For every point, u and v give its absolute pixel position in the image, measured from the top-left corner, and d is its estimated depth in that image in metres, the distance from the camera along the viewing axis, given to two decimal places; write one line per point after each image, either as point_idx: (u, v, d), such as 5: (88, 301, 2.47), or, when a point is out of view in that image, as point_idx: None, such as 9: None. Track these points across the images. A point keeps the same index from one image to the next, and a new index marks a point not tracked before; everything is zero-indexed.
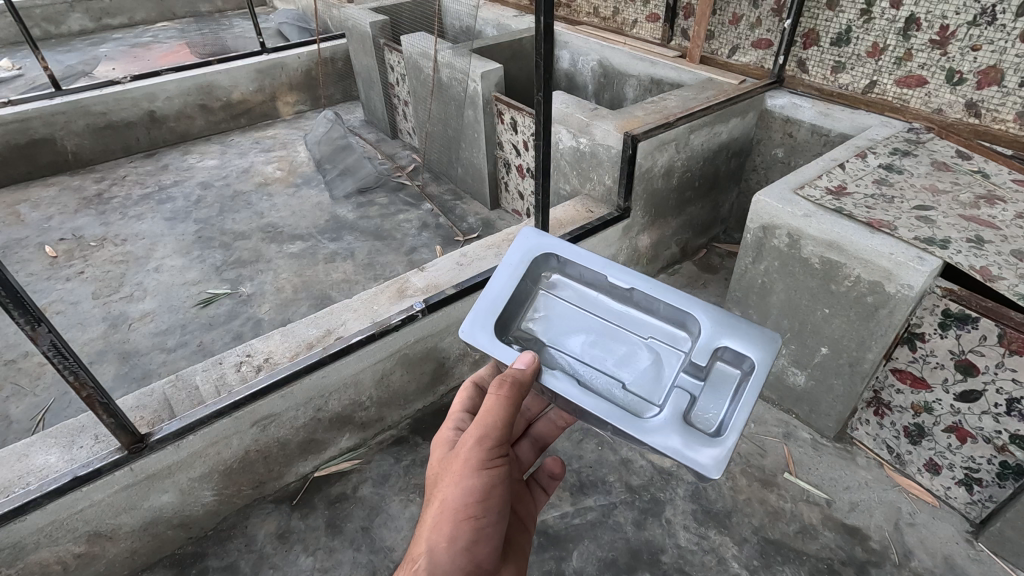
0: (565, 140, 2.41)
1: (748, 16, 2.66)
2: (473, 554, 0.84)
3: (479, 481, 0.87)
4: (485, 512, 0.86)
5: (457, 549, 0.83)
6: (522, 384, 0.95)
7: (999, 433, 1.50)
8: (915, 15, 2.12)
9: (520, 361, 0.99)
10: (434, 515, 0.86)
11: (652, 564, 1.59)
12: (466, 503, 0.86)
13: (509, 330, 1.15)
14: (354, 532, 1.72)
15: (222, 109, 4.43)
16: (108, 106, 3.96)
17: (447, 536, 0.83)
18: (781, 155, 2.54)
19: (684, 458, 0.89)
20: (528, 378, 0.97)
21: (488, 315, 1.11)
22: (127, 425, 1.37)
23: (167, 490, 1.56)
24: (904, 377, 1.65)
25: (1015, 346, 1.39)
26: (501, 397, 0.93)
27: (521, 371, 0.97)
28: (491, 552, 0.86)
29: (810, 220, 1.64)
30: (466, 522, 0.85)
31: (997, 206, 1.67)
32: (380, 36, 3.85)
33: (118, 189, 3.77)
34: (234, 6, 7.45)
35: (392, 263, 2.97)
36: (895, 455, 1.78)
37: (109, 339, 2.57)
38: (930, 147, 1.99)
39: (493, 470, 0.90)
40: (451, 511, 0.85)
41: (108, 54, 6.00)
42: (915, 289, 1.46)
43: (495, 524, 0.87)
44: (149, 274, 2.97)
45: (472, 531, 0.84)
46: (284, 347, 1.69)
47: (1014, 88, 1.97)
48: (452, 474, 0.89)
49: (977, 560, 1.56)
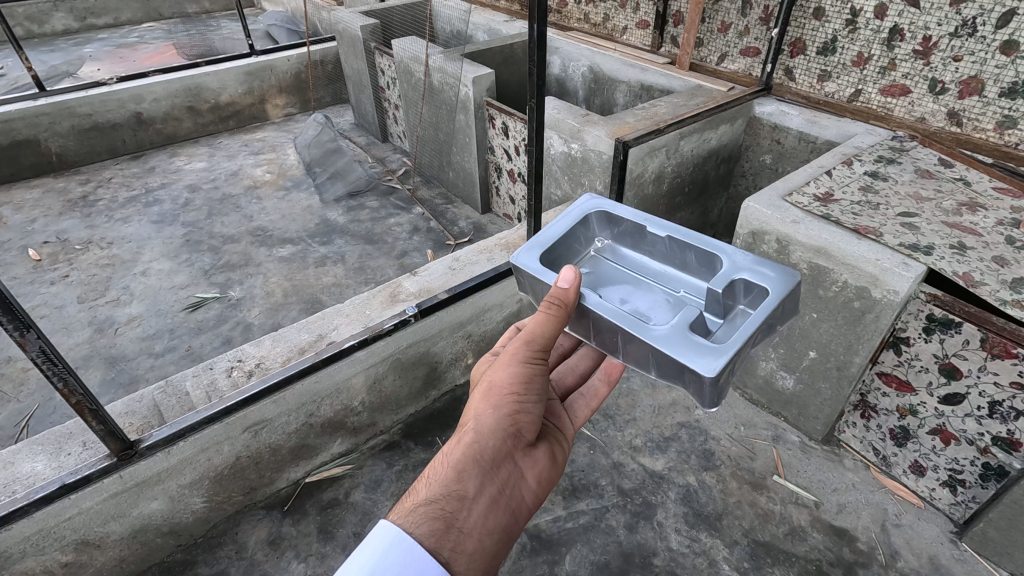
0: (557, 146, 2.43)
1: (736, 24, 2.70)
2: (514, 421, 0.97)
3: (520, 368, 1.00)
4: (528, 391, 0.99)
5: (500, 415, 0.96)
6: (566, 302, 1.06)
7: (982, 435, 1.53)
8: (898, 25, 2.16)
9: (563, 280, 1.07)
10: (480, 394, 0.99)
11: (644, 567, 1.60)
12: (510, 382, 0.99)
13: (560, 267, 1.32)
14: (347, 538, 1.72)
15: (209, 112, 4.39)
16: (94, 107, 3.91)
17: (490, 404, 0.97)
18: (769, 161, 2.57)
19: (685, 360, 0.97)
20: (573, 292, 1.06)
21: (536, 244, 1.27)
22: (116, 432, 1.35)
23: (156, 498, 1.54)
24: (890, 381, 1.69)
25: (997, 350, 1.42)
26: (546, 313, 1.05)
27: (566, 289, 1.06)
28: (535, 424, 0.99)
29: (799, 226, 1.67)
30: (509, 397, 0.97)
31: (979, 213, 1.72)
32: (371, 40, 3.84)
33: (104, 192, 3.73)
34: (222, 7, 7.46)
35: (383, 266, 2.96)
36: (881, 458, 1.82)
37: (95, 344, 2.54)
38: (913, 155, 2.04)
39: (533, 361, 1.03)
40: (494, 388, 0.98)
41: (93, 54, 5.93)
42: (901, 295, 1.49)
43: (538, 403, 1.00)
44: (135, 277, 2.93)
45: (517, 402, 0.97)
46: (276, 352, 1.69)
47: (994, 98, 2.02)
48: (498, 361, 1.02)
49: (960, 560, 1.59)
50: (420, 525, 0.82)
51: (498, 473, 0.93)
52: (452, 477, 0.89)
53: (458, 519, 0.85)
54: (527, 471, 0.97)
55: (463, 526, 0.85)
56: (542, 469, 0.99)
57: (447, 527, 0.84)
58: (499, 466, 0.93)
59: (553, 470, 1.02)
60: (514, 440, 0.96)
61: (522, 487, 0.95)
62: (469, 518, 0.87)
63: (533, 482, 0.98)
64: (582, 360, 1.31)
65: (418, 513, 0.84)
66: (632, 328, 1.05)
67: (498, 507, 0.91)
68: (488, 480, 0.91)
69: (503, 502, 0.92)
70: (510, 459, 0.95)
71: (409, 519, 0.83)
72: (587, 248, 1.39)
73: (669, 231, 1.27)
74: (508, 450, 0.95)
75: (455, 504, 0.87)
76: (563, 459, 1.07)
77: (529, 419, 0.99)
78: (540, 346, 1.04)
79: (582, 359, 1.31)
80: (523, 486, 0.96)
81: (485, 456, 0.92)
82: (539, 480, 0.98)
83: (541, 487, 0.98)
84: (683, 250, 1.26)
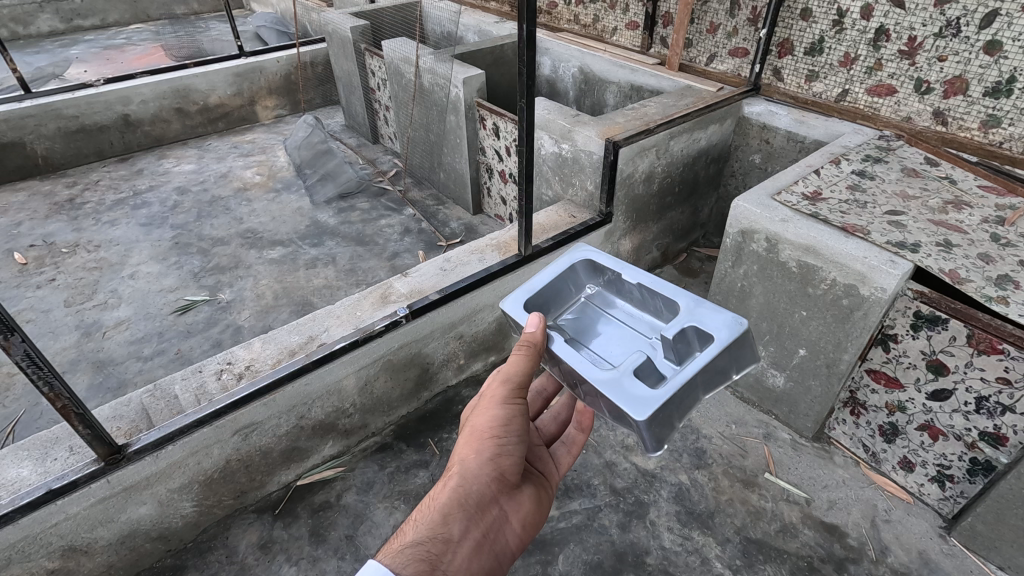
0: (548, 147, 2.44)
1: (725, 25, 2.71)
2: (497, 465, 0.98)
3: (502, 412, 1.02)
4: (508, 434, 1.00)
5: (482, 460, 0.97)
6: (537, 345, 1.08)
7: (969, 430, 1.55)
8: (884, 26, 2.19)
9: (532, 324, 1.10)
10: (461, 436, 1.01)
11: (637, 566, 1.60)
12: (491, 427, 1.00)
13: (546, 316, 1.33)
14: (339, 541, 1.70)
15: (198, 113, 4.36)
16: (81, 109, 3.87)
17: (474, 449, 0.97)
18: (758, 160, 2.59)
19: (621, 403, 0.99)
20: (541, 337, 1.09)
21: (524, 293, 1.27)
22: (104, 436, 1.34)
23: (144, 503, 1.52)
24: (879, 377, 1.70)
25: (983, 346, 1.44)
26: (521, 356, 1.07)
27: (535, 332, 1.09)
28: (517, 469, 1.00)
29: (787, 225, 1.68)
30: (490, 440, 0.98)
31: (965, 211, 1.74)
32: (361, 41, 3.83)
33: (91, 195, 3.68)
34: (210, 9, 7.46)
35: (375, 268, 2.95)
36: (870, 454, 1.83)
37: (83, 348, 2.51)
38: (900, 154, 2.06)
39: (514, 407, 1.04)
40: (475, 432, 0.99)
41: (80, 56, 5.87)
42: (887, 293, 1.51)
43: (519, 446, 1.00)
44: (124, 280, 2.91)
45: (498, 445, 0.98)
46: (266, 354, 1.68)
47: (978, 98, 2.04)
48: (479, 407, 1.03)
49: (949, 555, 1.61)
50: (406, 564, 0.82)
51: (483, 516, 0.94)
52: (437, 520, 0.89)
53: (444, 561, 0.85)
54: (509, 513, 0.97)
55: (448, 568, 0.85)
56: (524, 511, 1.00)
57: (433, 569, 0.83)
58: (483, 509, 0.94)
59: (538, 512, 1.03)
60: (497, 484, 0.97)
61: (506, 530, 0.96)
62: (454, 561, 0.87)
63: (519, 525, 0.98)
64: (562, 409, 1.32)
65: (404, 554, 0.83)
66: (588, 371, 1.07)
67: (483, 550, 0.91)
68: (471, 523, 0.92)
69: (488, 546, 0.93)
70: (492, 501, 0.96)
71: (397, 561, 0.82)
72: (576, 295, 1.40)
73: (639, 279, 1.28)
74: (491, 493, 0.96)
75: (440, 545, 0.87)
76: (548, 501, 1.08)
77: (511, 463, 1.00)
78: (518, 388, 1.05)
79: (563, 407, 1.31)
80: (507, 529, 0.96)
81: (470, 499, 0.93)
82: (524, 523, 0.99)
83: (523, 529, 0.98)
84: (653, 297, 1.28)
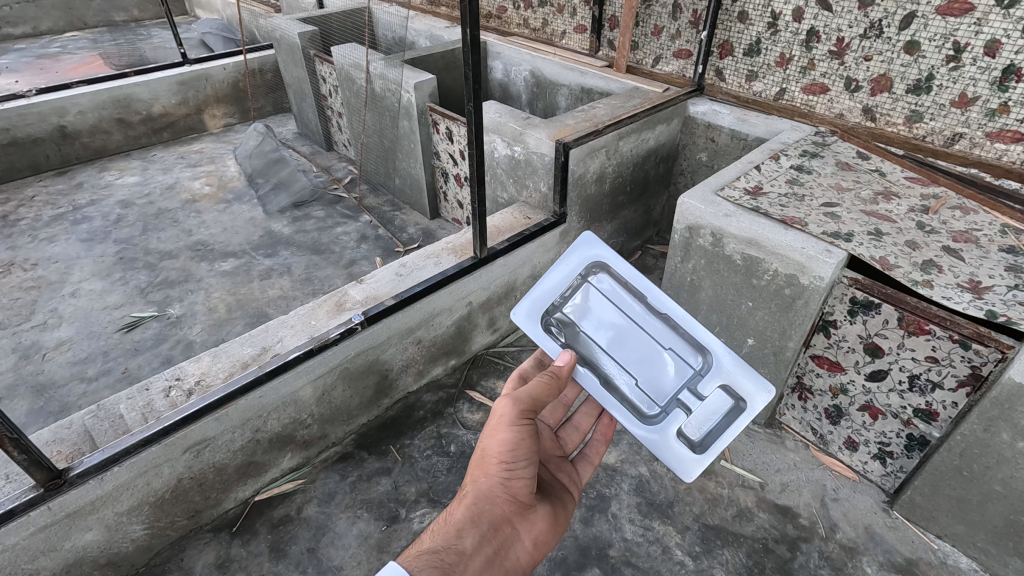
0: (500, 149, 2.45)
1: (668, 28, 2.79)
2: (508, 487, 1.04)
3: (511, 435, 1.05)
4: (519, 459, 1.05)
5: (494, 482, 1.04)
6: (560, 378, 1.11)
7: (905, 408, 1.64)
8: (815, 28, 2.29)
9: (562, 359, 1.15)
10: (477, 456, 1.08)
11: (601, 559, 1.63)
12: (501, 451, 1.04)
13: (551, 313, 1.33)
14: (300, 554, 1.67)
15: (141, 123, 4.20)
16: (12, 121, 3.68)
17: (485, 473, 1.04)
18: (705, 159, 2.69)
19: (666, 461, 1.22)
20: (568, 371, 1.14)
21: (536, 304, 1.30)
22: (42, 461, 1.28)
23: (91, 528, 1.46)
24: (822, 362, 1.79)
25: (912, 327, 1.53)
26: (538, 384, 1.10)
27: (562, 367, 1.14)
28: (530, 491, 1.06)
29: (731, 219, 1.74)
30: (501, 465, 1.03)
31: (893, 201, 1.84)
32: (310, 47, 3.76)
33: (26, 211, 3.51)
34: (151, 15, 7.19)
35: (332, 276, 2.91)
36: (818, 436, 1.91)
37: (20, 372, 2.39)
38: (834, 149, 2.17)
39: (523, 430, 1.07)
40: (488, 456, 1.04)
41: (10, 66, 5.58)
42: (825, 281, 1.58)
43: (530, 469, 1.05)
44: (65, 298, 2.78)
45: (510, 468, 1.04)
46: (217, 368, 1.63)
47: (902, 95, 2.17)
48: (490, 430, 1.07)
49: (892, 527, 1.69)
50: (421, 569, 0.91)
51: (497, 533, 1.02)
52: (452, 533, 0.99)
53: (457, 570, 0.94)
54: (524, 532, 1.05)
55: None
56: (538, 531, 1.07)
57: None
58: (497, 528, 1.02)
59: (551, 532, 1.10)
60: (511, 505, 1.04)
61: (517, 549, 1.03)
62: (466, 571, 0.96)
63: (530, 543, 1.06)
64: (585, 419, 1.38)
65: (421, 560, 0.93)
66: (634, 424, 1.23)
67: (494, 564, 1.00)
68: (486, 539, 1.00)
69: (498, 561, 1.01)
70: (506, 521, 1.03)
71: (413, 564, 0.92)
72: (582, 283, 1.36)
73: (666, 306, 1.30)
74: (504, 514, 1.03)
75: (455, 557, 0.96)
76: (563, 522, 1.14)
77: (524, 485, 1.06)
78: (528, 412, 1.08)
79: (586, 418, 1.37)
80: (519, 547, 1.04)
81: (484, 518, 1.02)
82: (535, 541, 1.06)
83: (537, 546, 1.06)
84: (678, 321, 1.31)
